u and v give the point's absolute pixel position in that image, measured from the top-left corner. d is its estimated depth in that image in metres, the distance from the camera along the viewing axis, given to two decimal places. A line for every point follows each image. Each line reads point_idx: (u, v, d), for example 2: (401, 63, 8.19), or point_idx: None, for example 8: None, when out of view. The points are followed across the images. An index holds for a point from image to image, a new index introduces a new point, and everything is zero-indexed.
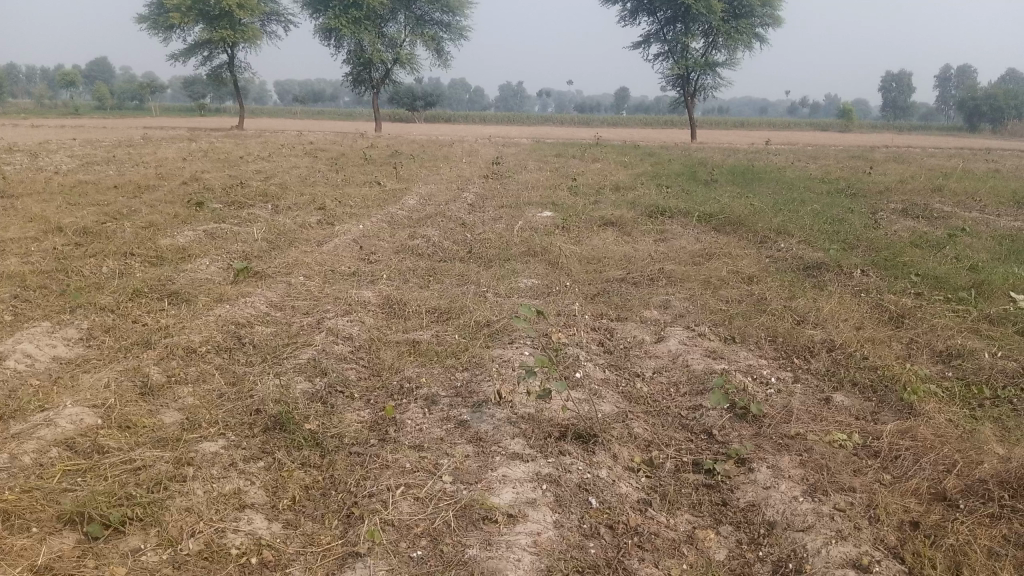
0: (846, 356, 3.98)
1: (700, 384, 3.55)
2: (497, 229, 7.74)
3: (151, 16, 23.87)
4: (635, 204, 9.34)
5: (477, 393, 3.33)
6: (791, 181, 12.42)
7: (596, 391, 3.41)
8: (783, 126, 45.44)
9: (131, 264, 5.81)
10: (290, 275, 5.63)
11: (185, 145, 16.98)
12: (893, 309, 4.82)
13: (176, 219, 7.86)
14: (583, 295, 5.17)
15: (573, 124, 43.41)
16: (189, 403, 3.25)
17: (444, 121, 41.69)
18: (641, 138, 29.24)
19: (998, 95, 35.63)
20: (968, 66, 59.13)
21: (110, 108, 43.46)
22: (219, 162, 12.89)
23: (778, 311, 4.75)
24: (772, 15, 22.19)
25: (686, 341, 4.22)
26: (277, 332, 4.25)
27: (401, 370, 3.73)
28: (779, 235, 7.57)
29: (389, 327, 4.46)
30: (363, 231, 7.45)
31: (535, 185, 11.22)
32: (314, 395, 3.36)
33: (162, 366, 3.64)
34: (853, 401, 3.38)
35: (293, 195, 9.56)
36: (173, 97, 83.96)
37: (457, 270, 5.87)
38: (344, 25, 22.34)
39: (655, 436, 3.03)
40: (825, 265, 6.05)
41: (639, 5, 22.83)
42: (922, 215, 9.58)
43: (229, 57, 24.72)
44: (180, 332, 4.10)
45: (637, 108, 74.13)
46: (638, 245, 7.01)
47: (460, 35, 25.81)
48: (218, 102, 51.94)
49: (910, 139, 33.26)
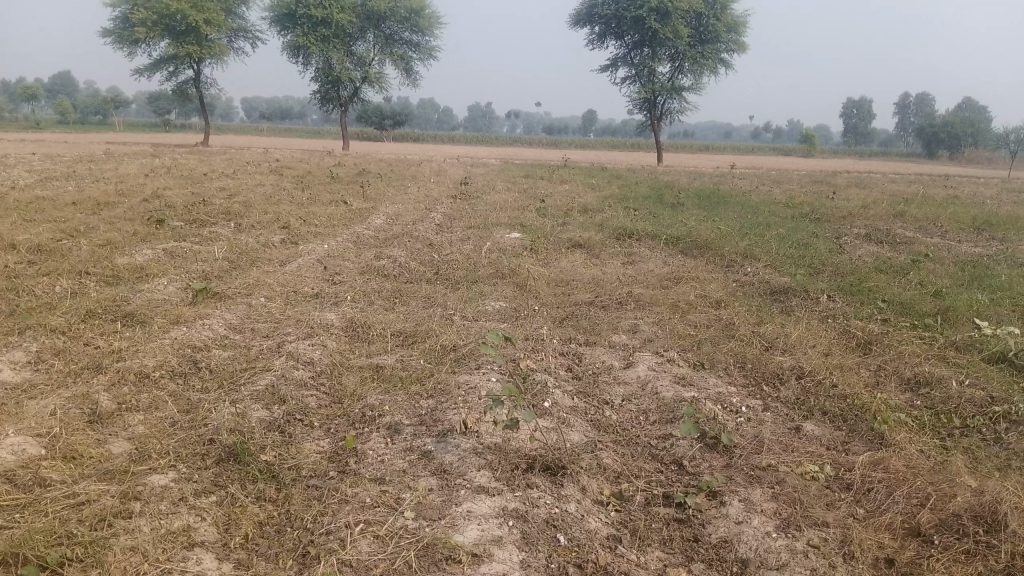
0: (816, 384, 3.94)
1: (670, 413, 3.49)
2: (464, 250, 7.66)
3: (115, 30, 23.54)
4: (603, 227, 9.32)
5: (441, 423, 3.23)
6: (757, 205, 12.52)
7: (564, 420, 3.32)
8: (748, 150, 46.08)
9: (86, 284, 5.63)
10: (251, 296, 5.49)
11: (147, 161, 16.69)
12: (861, 336, 4.81)
13: (135, 236, 7.66)
14: (551, 319, 5.09)
15: (540, 145, 43.61)
16: (140, 433, 3.11)
17: (412, 140, 41.62)
18: (609, 160, 29.41)
19: (956, 123, 36.47)
20: (926, 95, 60.58)
21: (71, 122, 42.76)
22: (182, 180, 12.67)
23: (747, 336, 4.72)
24: (737, 41, 22.51)
25: (655, 367, 4.15)
26: (235, 356, 4.11)
27: (363, 398, 3.62)
28: (746, 259, 7.58)
29: (352, 351, 4.34)
30: (328, 251, 7.33)
31: (503, 206, 11.17)
32: (273, 424, 3.23)
33: (112, 393, 3.48)
34: (823, 430, 3.33)
35: (256, 213, 9.39)
36: (137, 112, 82.96)
37: (424, 292, 5.77)
38: (312, 43, 22.21)
39: (624, 467, 2.95)
40: (792, 290, 6.05)
41: (607, 29, 22.98)
42: (885, 240, 9.68)
43: (195, 72, 24.46)
44: (133, 356, 3.94)
45: (604, 131, 74.75)
46: (606, 268, 6.96)
47: (429, 54, 25.82)
48: (184, 118, 51.41)
49: (871, 165, 33.89)
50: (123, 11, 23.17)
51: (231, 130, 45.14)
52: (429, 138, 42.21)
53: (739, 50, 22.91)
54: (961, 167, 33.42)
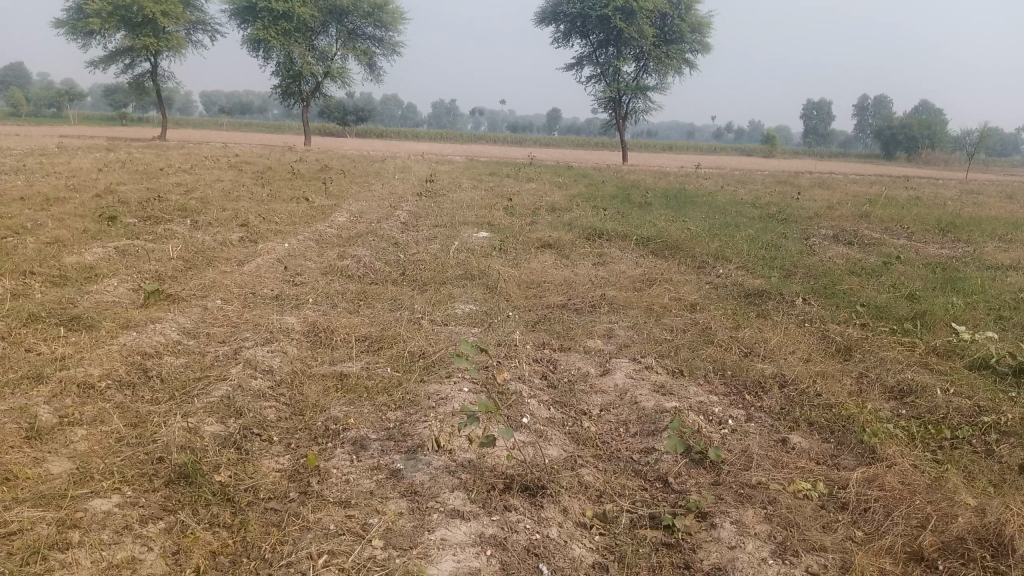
0: (799, 393, 3.80)
1: (651, 425, 3.31)
2: (431, 250, 7.44)
3: (68, 20, 22.86)
4: (572, 226, 9.15)
5: (411, 437, 3.03)
6: (724, 205, 12.47)
7: (541, 433, 3.14)
8: (711, 150, 46.35)
9: (30, 284, 5.31)
10: (207, 298, 5.21)
11: (102, 155, 16.20)
12: (841, 341, 4.70)
13: (85, 234, 7.32)
14: (522, 323, 4.91)
15: (505, 143, 43.37)
16: (82, 450, 2.85)
17: (376, 136, 41.18)
18: (574, 159, 29.32)
19: (913, 125, 37.04)
20: (882, 99, 61.69)
21: (24, 115, 41.53)
22: (137, 175, 12.25)
23: (725, 341, 4.57)
24: (702, 42, 22.57)
25: (633, 375, 3.99)
26: (189, 364, 3.86)
27: (326, 410, 3.39)
28: (718, 261, 7.46)
29: (314, 357, 4.11)
30: (289, 250, 7.05)
31: (470, 204, 10.96)
32: (228, 439, 3.00)
33: (51, 406, 3.21)
34: (811, 443, 3.19)
35: (215, 210, 9.07)
36: (92, 105, 81.20)
37: (390, 294, 5.54)
38: (273, 37, 21.77)
39: (607, 485, 2.77)
40: (767, 293, 5.94)
41: (572, 28, 22.81)
42: (853, 241, 9.66)
43: (152, 64, 23.86)
44: (77, 364, 3.67)
45: (568, 129, 74.79)
46: (577, 269, 6.80)
47: (393, 50, 25.49)
48: (141, 112, 50.30)
49: (832, 165, 34.26)
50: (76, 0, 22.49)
51: (190, 125, 44.37)
52: (392, 135, 41.75)
53: (703, 51, 22.96)
54: (918, 168, 33.94)
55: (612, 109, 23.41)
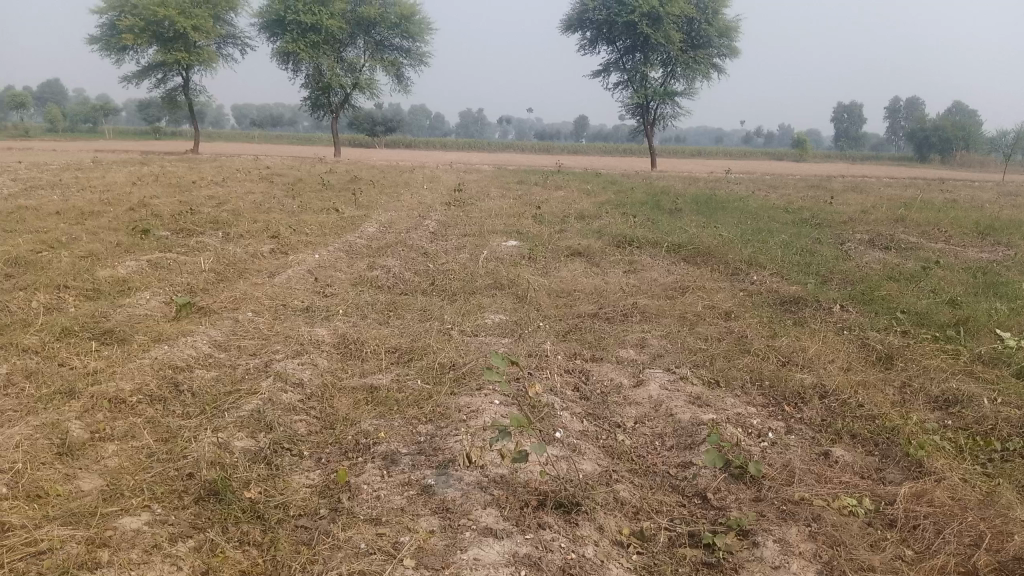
0: (840, 404, 3.69)
1: (688, 438, 3.23)
2: (460, 259, 7.40)
3: (103, 37, 23.26)
4: (602, 234, 9.07)
5: (442, 452, 2.98)
6: (756, 210, 12.32)
7: (574, 447, 3.07)
8: (741, 155, 45.97)
9: (64, 298, 5.35)
10: (238, 310, 5.21)
11: (136, 169, 16.43)
12: (882, 349, 4.58)
13: (118, 247, 7.38)
14: (553, 333, 4.84)
15: (532, 151, 43.36)
16: (112, 466, 2.83)
17: (404, 146, 41.39)
18: (602, 167, 29.17)
19: (947, 127, 36.38)
20: (915, 101, 60.78)
21: (60, 130, 42.27)
22: (170, 188, 12.38)
23: (762, 350, 4.47)
24: (731, 46, 22.37)
25: (668, 386, 3.90)
26: (220, 378, 3.84)
27: (357, 423, 3.35)
28: (751, 267, 7.34)
29: (344, 370, 4.08)
30: (319, 261, 7.05)
31: (499, 213, 10.92)
32: (258, 455, 2.97)
33: (83, 421, 3.20)
34: (854, 456, 3.09)
35: (246, 222, 9.12)
36: (127, 119, 82.61)
37: (419, 305, 5.50)
38: (302, 49, 21.97)
39: (645, 501, 2.70)
40: (803, 300, 5.82)
41: (599, 35, 22.75)
42: (890, 246, 9.46)
43: (184, 78, 24.17)
44: (109, 379, 3.66)
45: (596, 137, 74.63)
46: (608, 278, 6.72)
47: (421, 60, 25.58)
48: (174, 125, 51.01)
49: (864, 169, 33.78)
50: (110, 17, 22.87)
51: (222, 138, 44.94)
52: (420, 145, 41.92)
53: (732, 55, 22.76)
54: (953, 170, 33.35)
55: (639, 116, 23.28)
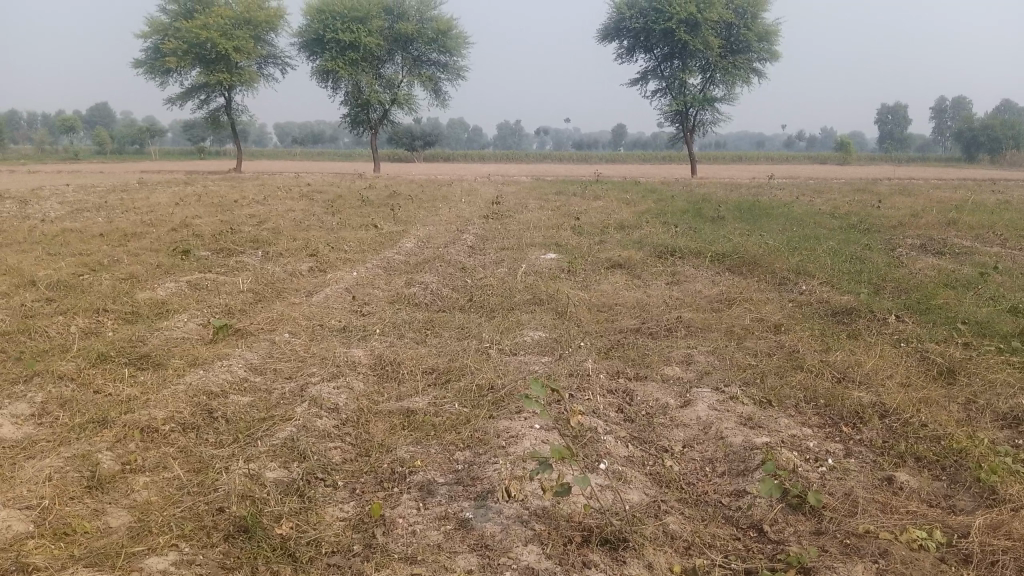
0: (902, 424, 3.48)
1: (741, 464, 3.06)
2: (499, 273, 7.29)
3: (148, 61, 23.71)
4: (643, 244, 8.88)
5: (481, 481, 2.85)
6: (801, 216, 12.01)
7: (619, 475, 2.91)
8: (783, 159, 45.28)
9: (103, 322, 5.35)
10: (275, 332, 5.14)
11: (179, 189, 16.63)
12: (943, 362, 4.34)
13: (158, 269, 7.41)
14: (595, 351, 4.68)
15: (571, 161, 43.20)
16: (142, 500, 2.75)
17: (443, 159, 41.55)
18: (641, 175, 28.86)
19: (996, 126, 35.36)
20: (962, 100, 59.29)
21: (109, 152, 43.24)
22: (212, 207, 12.48)
23: (815, 366, 4.26)
24: (771, 50, 21.99)
25: (717, 406, 3.73)
26: (254, 403, 3.76)
27: (393, 450, 3.24)
28: (799, 276, 7.10)
29: (381, 393, 3.97)
30: (357, 279, 6.99)
31: (537, 225, 10.79)
32: (290, 486, 2.87)
33: (114, 452, 3.13)
34: (920, 482, 2.89)
35: (285, 241, 9.12)
36: (173, 140, 84.34)
37: (457, 322, 5.39)
38: (341, 67, 22.15)
39: (697, 535, 2.54)
40: (855, 310, 5.59)
41: (636, 43, 22.58)
42: (943, 251, 9.13)
43: (227, 99, 24.55)
44: (143, 407, 3.60)
45: (634, 145, 74.24)
46: (651, 290, 6.55)
47: (458, 74, 25.62)
48: (218, 145, 51.87)
49: (910, 171, 32.97)
50: (155, 41, 23.34)
51: (264, 156, 45.62)
52: (459, 158, 42.05)
53: (772, 59, 22.37)
54: (1003, 170, 32.37)
55: (678, 123, 23.01)
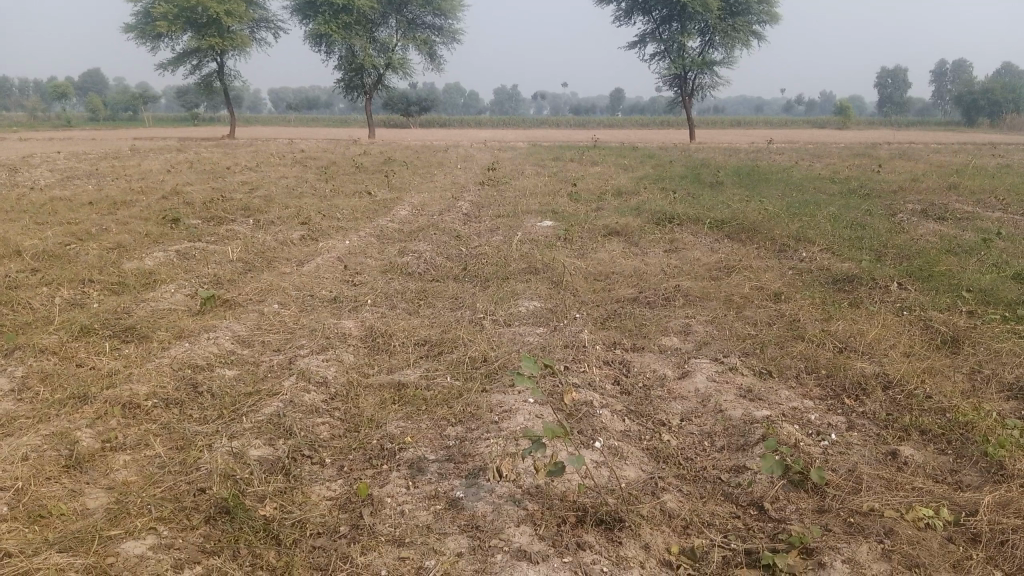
0: (906, 395, 3.38)
1: (741, 438, 2.97)
2: (493, 241, 7.17)
3: (138, 25, 23.31)
4: (640, 211, 8.76)
5: (473, 458, 2.76)
6: (800, 181, 11.88)
7: (616, 452, 2.82)
8: (782, 123, 44.87)
9: (88, 294, 5.22)
10: (264, 303, 5.03)
11: (171, 156, 16.43)
12: (947, 332, 4.25)
13: (147, 238, 7.27)
14: (591, 321, 4.58)
15: (567, 127, 42.80)
16: (122, 480, 2.66)
17: (439, 125, 41.17)
18: (638, 140, 28.55)
19: (996, 89, 34.97)
20: (962, 63, 58.60)
21: (102, 119, 42.69)
22: (203, 174, 12.31)
23: (817, 336, 4.16)
24: (770, 12, 21.64)
25: (716, 377, 3.63)
26: (241, 376, 3.66)
27: (382, 425, 3.14)
28: (799, 243, 6.99)
29: (371, 366, 3.87)
30: (349, 248, 6.86)
31: (533, 191, 10.67)
32: (275, 464, 2.77)
33: (94, 429, 3.04)
34: (925, 457, 2.81)
35: (277, 208, 8.98)
36: (167, 107, 83.46)
37: (450, 292, 5.28)
38: (334, 30, 21.79)
39: (696, 514, 2.45)
40: (857, 278, 5.49)
41: (634, 5, 22.26)
42: (944, 216, 9.01)
43: (219, 64, 24.18)
44: (125, 382, 3.50)
45: (631, 110, 73.49)
46: (648, 258, 6.44)
47: (453, 38, 25.27)
48: (212, 111, 51.35)
49: (911, 135, 32.64)
50: (144, 6, 22.92)
51: (259, 123, 45.18)
52: (455, 124, 41.65)
53: (771, 21, 22.02)
54: (1004, 133, 32.05)
55: (676, 86, 22.72)
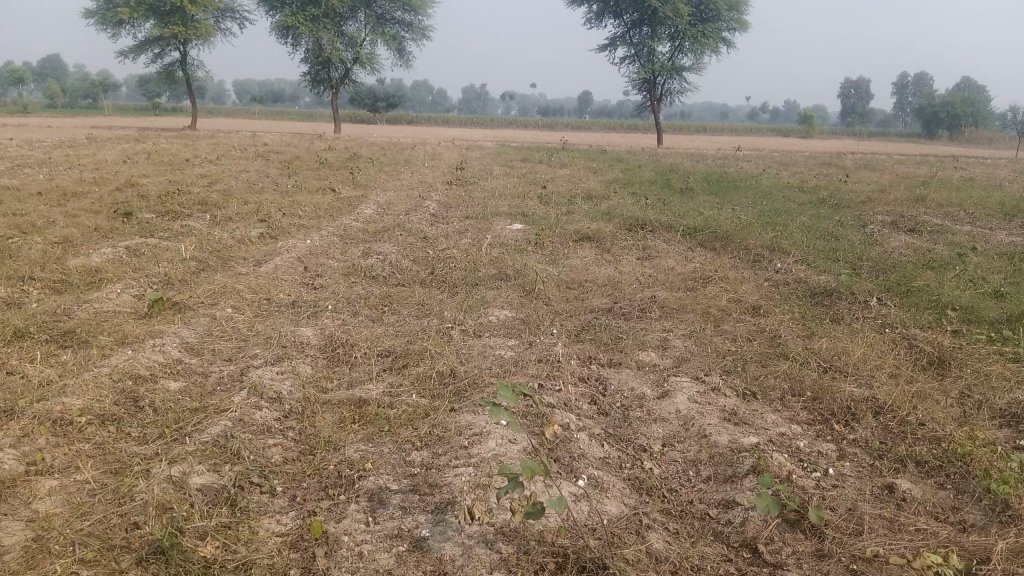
0: (898, 422, 3.21)
1: (728, 468, 2.76)
2: (461, 244, 6.93)
3: (98, 11, 22.61)
4: (612, 216, 8.57)
5: (440, 490, 2.51)
6: (770, 189, 11.80)
7: (596, 484, 2.59)
8: (747, 130, 45.16)
9: (28, 293, 4.87)
10: (216, 306, 4.72)
11: (129, 146, 15.86)
12: (933, 352, 4.09)
13: (96, 233, 6.89)
14: (565, 333, 4.36)
15: (535, 127, 42.66)
16: (44, 512, 2.36)
17: (405, 121, 40.78)
18: (606, 143, 28.39)
19: (956, 102, 35.48)
20: (924, 75, 59.44)
21: (59, 106, 41.48)
22: (161, 166, 11.86)
23: (800, 354, 3.98)
24: (739, 19, 21.67)
25: (698, 398, 3.42)
26: (187, 390, 3.37)
27: (341, 448, 2.88)
28: (774, 253, 6.85)
29: (330, 379, 3.60)
30: (310, 248, 6.56)
31: (502, 193, 10.44)
32: (219, 495, 2.49)
33: (17, 450, 2.71)
34: (924, 492, 2.63)
35: (236, 204, 8.63)
36: (128, 96, 81.64)
37: (417, 298, 5.02)
38: (301, 23, 21.34)
39: (686, 558, 2.23)
40: (836, 292, 5.33)
41: (605, 7, 22.18)
42: (915, 229, 8.96)
43: (181, 53, 23.58)
44: (58, 395, 3.18)
45: (598, 113, 73.58)
46: (622, 265, 6.24)
47: (422, 35, 24.96)
48: (176, 102, 50.28)
49: (874, 146, 32.95)
50: None
51: (222, 114, 44.21)
52: (422, 121, 41.27)
53: (741, 29, 22.04)
54: (963, 146, 32.49)
55: (646, 90, 22.63)
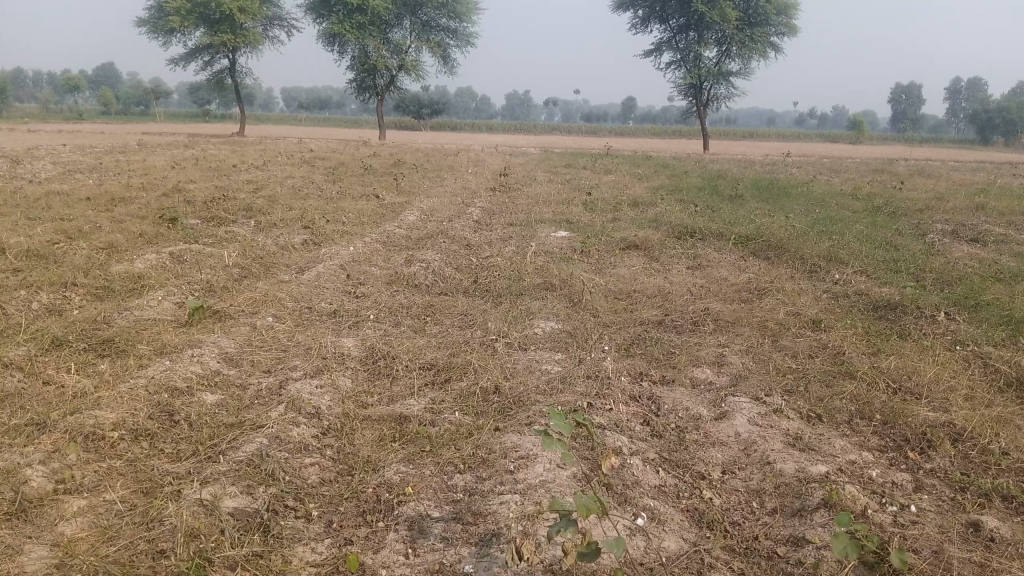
0: (979, 451, 2.96)
1: (797, 500, 2.55)
2: (506, 252, 6.78)
3: (150, 19, 23.00)
4: (659, 224, 8.34)
5: (485, 520, 2.35)
6: (822, 196, 11.45)
7: (653, 517, 2.41)
8: (795, 136, 44.34)
9: (70, 299, 4.83)
10: (256, 315, 4.62)
11: (179, 152, 16.08)
12: (1011, 373, 3.81)
13: (141, 238, 6.88)
14: (615, 347, 4.16)
15: (578, 133, 42.43)
16: (70, 535, 2.24)
17: (448, 126, 40.81)
18: (651, 149, 28.05)
19: (1012, 108, 34.30)
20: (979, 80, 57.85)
21: (113, 113, 42.35)
22: (207, 172, 11.94)
23: (866, 372, 3.74)
24: (789, 24, 21.22)
25: (759, 420, 3.21)
26: (222, 403, 3.25)
27: (381, 469, 2.73)
28: (830, 263, 6.57)
29: (370, 393, 3.46)
30: (353, 255, 6.45)
31: (547, 199, 10.27)
32: (251, 520, 2.36)
33: (47, 467, 2.61)
34: (1014, 532, 2.39)
35: (280, 210, 8.59)
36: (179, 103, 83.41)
37: (460, 308, 4.87)
38: (347, 30, 21.44)
39: None
40: (901, 306, 5.06)
41: (651, 12, 21.91)
42: (976, 239, 8.57)
43: (230, 60, 23.86)
44: (91, 407, 3.08)
45: (643, 118, 72.91)
46: (672, 275, 6.02)
47: (467, 41, 24.82)
48: (225, 109, 51.04)
49: (926, 153, 32.00)
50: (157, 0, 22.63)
51: (271, 121, 44.79)
52: (466, 128, 41.27)
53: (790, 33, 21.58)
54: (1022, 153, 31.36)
55: (691, 96, 22.29)
